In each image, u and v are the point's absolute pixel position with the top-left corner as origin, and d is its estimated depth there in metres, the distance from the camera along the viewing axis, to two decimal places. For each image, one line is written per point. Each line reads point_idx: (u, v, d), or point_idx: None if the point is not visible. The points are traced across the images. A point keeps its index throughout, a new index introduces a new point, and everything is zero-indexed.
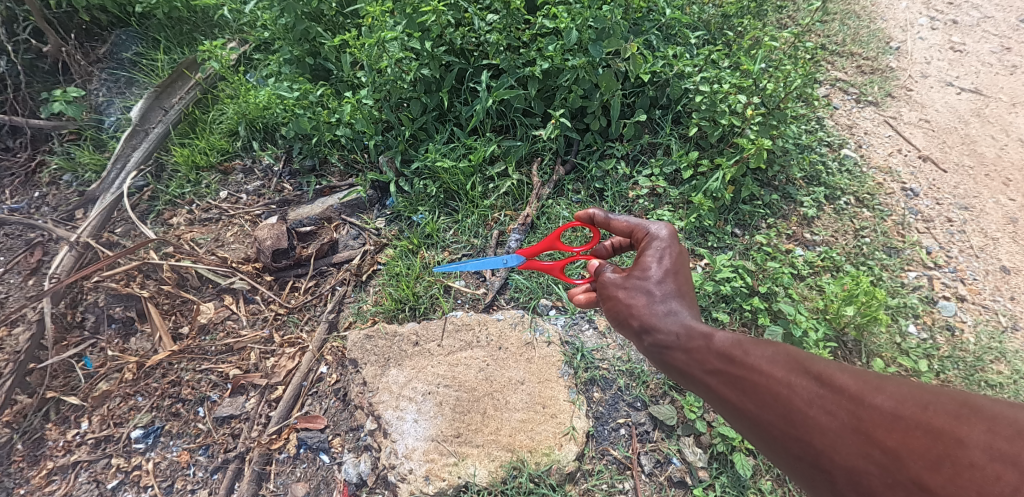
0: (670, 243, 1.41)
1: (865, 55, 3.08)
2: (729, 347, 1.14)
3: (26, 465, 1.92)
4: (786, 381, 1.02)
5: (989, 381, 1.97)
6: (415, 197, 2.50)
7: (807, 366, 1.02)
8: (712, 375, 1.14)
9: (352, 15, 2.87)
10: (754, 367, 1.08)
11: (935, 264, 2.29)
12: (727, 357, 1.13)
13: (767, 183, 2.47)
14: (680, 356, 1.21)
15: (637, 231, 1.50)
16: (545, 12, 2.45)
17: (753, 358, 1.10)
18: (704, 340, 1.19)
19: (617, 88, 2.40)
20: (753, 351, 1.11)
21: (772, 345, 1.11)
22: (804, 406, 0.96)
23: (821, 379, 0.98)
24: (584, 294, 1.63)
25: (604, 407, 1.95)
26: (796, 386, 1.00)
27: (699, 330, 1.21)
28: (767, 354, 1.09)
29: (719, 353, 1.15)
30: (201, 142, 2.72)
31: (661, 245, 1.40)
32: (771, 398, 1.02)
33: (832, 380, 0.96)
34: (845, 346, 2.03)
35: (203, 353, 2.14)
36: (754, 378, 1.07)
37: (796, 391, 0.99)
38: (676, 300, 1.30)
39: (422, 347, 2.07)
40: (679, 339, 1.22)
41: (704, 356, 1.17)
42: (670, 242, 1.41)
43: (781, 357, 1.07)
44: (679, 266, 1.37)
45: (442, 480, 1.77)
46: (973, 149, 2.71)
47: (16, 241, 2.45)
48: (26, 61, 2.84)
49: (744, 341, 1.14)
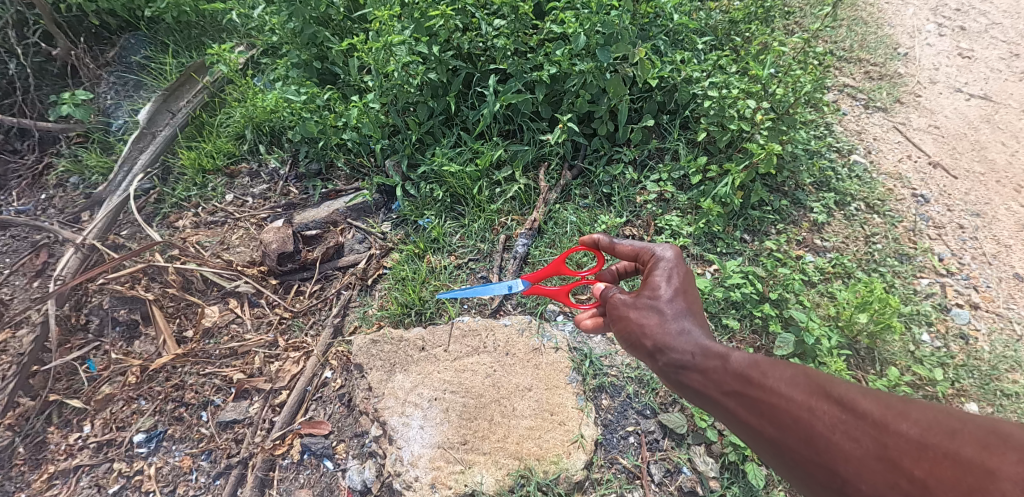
0: (678, 264, 1.41)
1: (873, 61, 3.07)
2: (746, 368, 1.11)
3: (28, 468, 1.90)
4: (807, 404, 0.99)
5: (1005, 391, 1.94)
6: (421, 201, 2.49)
7: (828, 388, 0.99)
8: (729, 397, 1.11)
9: (359, 20, 2.88)
10: (772, 390, 1.05)
11: (948, 271, 2.26)
12: (744, 378, 1.10)
13: (776, 188, 2.45)
14: (696, 377, 1.19)
15: (643, 254, 1.50)
16: (553, 17, 2.44)
17: (770, 380, 1.07)
18: (719, 360, 1.16)
19: (625, 93, 2.37)
20: (770, 372, 1.08)
21: (790, 366, 1.08)
22: (826, 431, 0.93)
23: (843, 402, 0.95)
24: (590, 319, 1.61)
25: (613, 415, 1.92)
26: (817, 410, 0.97)
27: (714, 350, 1.19)
28: (785, 376, 1.06)
29: (736, 374, 1.12)
30: (208, 145, 2.72)
31: (667, 266, 1.41)
32: (791, 422, 0.99)
33: (854, 405, 0.93)
34: (858, 354, 2.00)
35: (207, 357, 2.12)
36: (773, 401, 1.04)
37: (817, 415, 0.96)
38: (688, 319, 1.28)
39: (428, 352, 2.04)
40: (694, 359, 1.20)
41: (720, 377, 1.14)
42: (676, 263, 1.41)
43: (800, 379, 1.04)
44: (688, 287, 1.37)
45: (448, 488, 1.74)
46: (983, 155, 2.68)
47: (22, 243, 2.45)
48: (36, 65, 2.86)
49: (762, 362, 1.11)
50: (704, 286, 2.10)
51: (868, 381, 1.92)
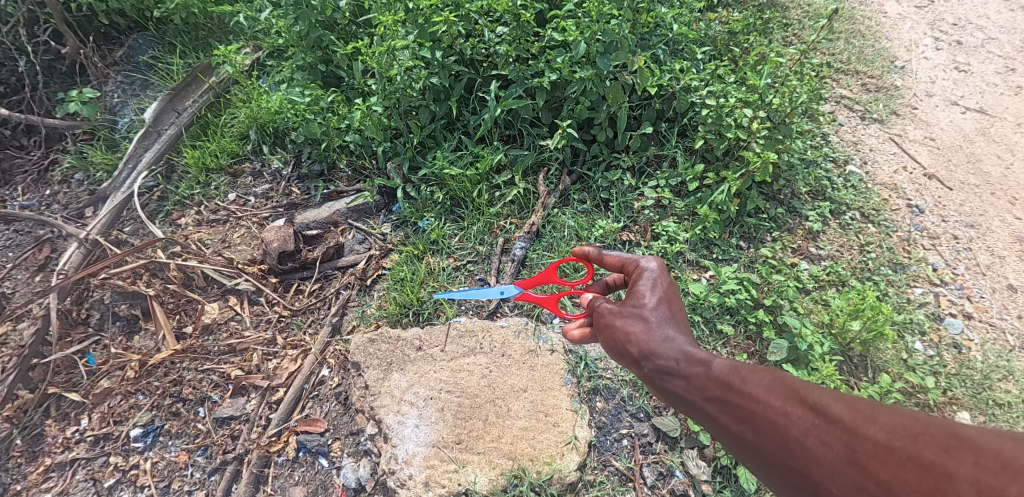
0: (662, 274, 1.44)
1: (870, 73, 3.11)
2: (726, 375, 1.13)
3: (24, 461, 1.91)
4: (783, 410, 1.01)
5: (997, 400, 1.95)
6: (421, 203, 2.52)
7: (803, 394, 1.01)
8: (711, 403, 1.13)
9: (364, 24, 2.93)
10: (751, 396, 1.07)
11: (942, 281, 2.28)
12: (725, 384, 1.12)
13: (772, 196, 2.48)
14: (679, 383, 1.20)
15: (628, 265, 1.53)
16: (555, 25, 2.49)
17: (750, 386, 1.08)
18: (702, 367, 1.18)
19: (624, 100, 2.42)
20: (749, 378, 1.09)
21: (768, 372, 1.10)
22: (801, 436, 0.95)
23: (816, 408, 0.97)
24: (578, 329, 1.62)
25: (606, 417, 1.94)
26: (793, 415, 0.98)
27: (698, 356, 1.21)
28: (763, 382, 1.08)
29: (717, 380, 1.13)
30: (212, 144, 2.76)
31: (651, 276, 1.43)
32: (769, 426, 1.01)
33: (827, 410, 0.95)
34: (851, 361, 2.01)
35: (205, 353, 2.14)
36: (752, 407, 1.05)
37: (792, 420, 0.98)
38: (672, 326, 1.31)
39: (424, 352, 2.06)
40: (678, 365, 1.22)
41: (702, 383, 1.16)
42: (660, 273, 1.44)
43: (778, 385, 1.06)
44: (671, 295, 1.40)
45: (441, 486, 1.75)
46: (978, 168, 2.71)
47: (26, 238, 2.48)
48: (45, 62, 2.90)
49: (742, 368, 1.12)
50: (700, 291, 2.11)
51: (861, 387, 1.93)
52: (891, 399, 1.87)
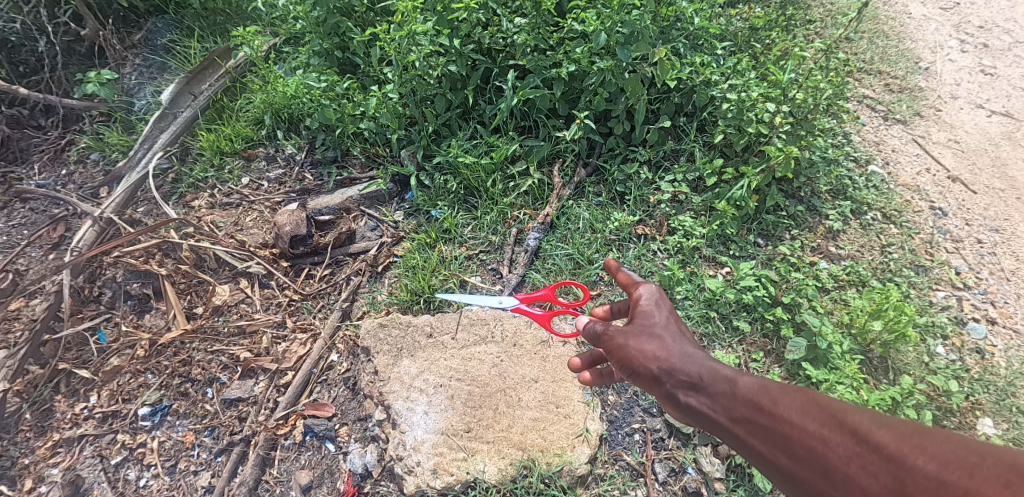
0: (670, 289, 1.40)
1: (894, 73, 3.05)
2: (753, 394, 1.09)
3: (33, 435, 1.90)
4: (819, 434, 0.96)
5: (1021, 407, 1.89)
6: (435, 192, 2.49)
7: (841, 418, 0.96)
8: (737, 424, 1.09)
9: (382, 12, 2.89)
10: (781, 417, 1.03)
11: (965, 285, 2.23)
12: (751, 404, 1.08)
13: (792, 194, 2.44)
14: (700, 401, 1.17)
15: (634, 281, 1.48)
16: (574, 16, 2.44)
17: (779, 407, 1.04)
18: (725, 384, 1.14)
19: (643, 93, 2.37)
20: (779, 399, 1.05)
21: (799, 393, 1.06)
22: (843, 465, 0.91)
23: (857, 433, 0.92)
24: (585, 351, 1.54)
25: (619, 411, 1.91)
26: (831, 440, 0.94)
27: (720, 374, 1.17)
28: (795, 403, 1.04)
29: (743, 400, 1.10)
30: (227, 128, 2.76)
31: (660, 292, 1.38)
32: (804, 451, 0.97)
33: (870, 437, 0.90)
34: (870, 362, 1.97)
35: (215, 334, 2.13)
36: (783, 430, 1.01)
37: (830, 446, 0.94)
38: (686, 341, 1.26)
39: (435, 339, 2.04)
40: (698, 383, 1.18)
41: (726, 403, 1.12)
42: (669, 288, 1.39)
43: (811, 408, 1.02)
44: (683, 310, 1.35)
45: (450, 475, 1.72)
46: (1004, 173, 2.64)
47: (41, 216, 2.51)
48: (65, 43, 2.91)
49: (769, 388, 1.09)
50: (717, 286, 2.09)
51: (883, 388, 1.87)
52: (913, 401, 1.79)
